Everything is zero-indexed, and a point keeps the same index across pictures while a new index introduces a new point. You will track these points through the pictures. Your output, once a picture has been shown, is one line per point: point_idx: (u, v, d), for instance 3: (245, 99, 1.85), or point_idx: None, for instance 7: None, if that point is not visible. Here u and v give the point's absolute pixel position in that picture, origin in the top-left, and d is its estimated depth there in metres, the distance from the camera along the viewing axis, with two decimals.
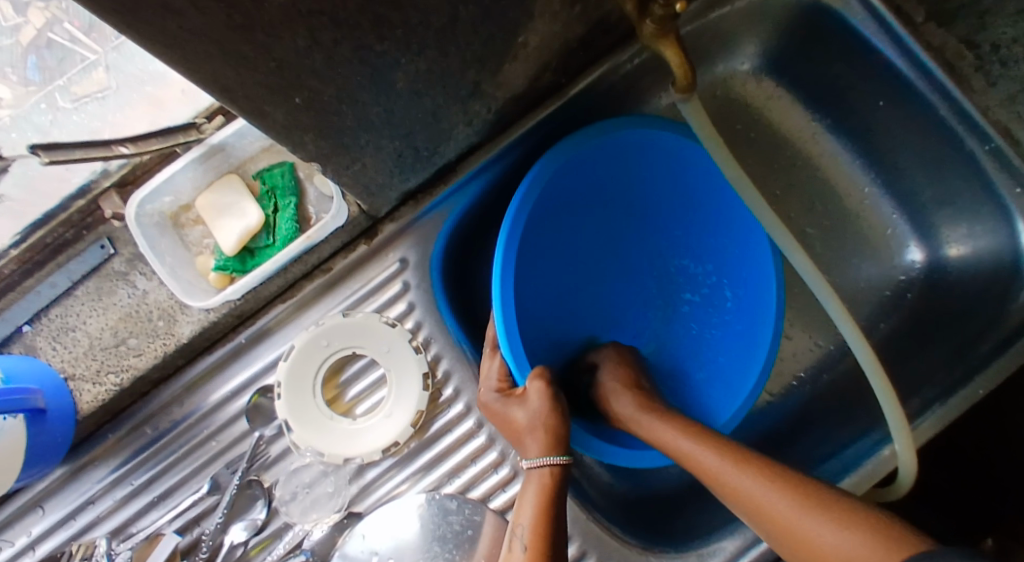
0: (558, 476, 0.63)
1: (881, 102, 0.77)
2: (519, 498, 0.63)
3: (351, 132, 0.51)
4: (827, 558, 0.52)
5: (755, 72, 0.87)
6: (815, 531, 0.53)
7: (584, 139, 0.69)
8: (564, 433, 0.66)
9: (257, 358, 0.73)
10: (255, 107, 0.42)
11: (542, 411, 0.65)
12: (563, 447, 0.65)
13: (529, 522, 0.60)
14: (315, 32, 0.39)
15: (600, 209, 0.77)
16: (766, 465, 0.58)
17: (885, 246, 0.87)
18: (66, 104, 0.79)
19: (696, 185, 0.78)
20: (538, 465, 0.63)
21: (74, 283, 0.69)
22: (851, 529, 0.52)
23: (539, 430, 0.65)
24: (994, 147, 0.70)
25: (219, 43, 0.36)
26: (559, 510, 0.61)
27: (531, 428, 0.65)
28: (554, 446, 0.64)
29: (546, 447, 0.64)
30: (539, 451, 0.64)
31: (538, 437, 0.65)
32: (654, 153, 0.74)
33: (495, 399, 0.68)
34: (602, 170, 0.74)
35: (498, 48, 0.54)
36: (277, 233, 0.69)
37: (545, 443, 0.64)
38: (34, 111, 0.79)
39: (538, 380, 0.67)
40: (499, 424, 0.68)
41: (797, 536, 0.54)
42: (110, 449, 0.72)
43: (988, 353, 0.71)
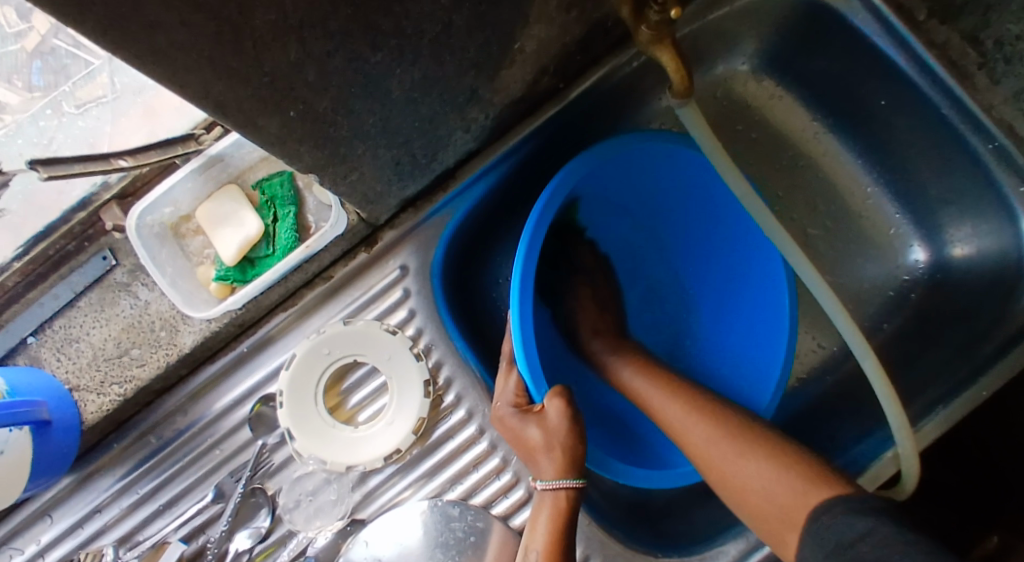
0: (572, 501, 0.63)
1: (883, 101, 0.77)
2: (533, 521, 0.64)
3: (347, 142, 0.51)
4: (733, 486, 0.61)
5: (755, 72, 0.87)
6: (752, 476, 0.60)
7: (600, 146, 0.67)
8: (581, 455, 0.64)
9: (259, 367, 0.74)
10: (248, 120, 0.42)
11: (559, 432, 0.64)
12: (579, 470, 0.64)
13: (543, 548, 0.61)
14: (306, 44, 0.39)
15: (607, 208, 0.78)
16: (702, 405, 0.67)
17: (889, 245, 0.87)
18: (71, 109, 0.81)
19: (704, 189, 0.77)
20: (552, 488, 0.63)
21: (77, 295, 0.69)
22: (782, 474, 0.59)
23: (555, 451, 0.64)
24: (998, 145, 0.69)
25: (209, 58, 0.36)
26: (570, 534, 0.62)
27: (546, 449, 0.64)
28: (569, 468, 0.63)
29: (562, 470, 0.63)
30: (554, 473, 0.63)
31: (554, 459, 0.64)
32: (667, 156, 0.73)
33: (512, 419, 0.67)
34: (613, 173, 0.72)
35: (493, 55, 0.54)
36: (277, 243, 0.69)
37: (561, 465, 0.63)
38: (39, 118, 0.81)
39: (557, 400, 0.65)
40: (513, 441, 0.67)
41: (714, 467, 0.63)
42: (115, 458, 0.73)
43: (993, 353, 0.70)
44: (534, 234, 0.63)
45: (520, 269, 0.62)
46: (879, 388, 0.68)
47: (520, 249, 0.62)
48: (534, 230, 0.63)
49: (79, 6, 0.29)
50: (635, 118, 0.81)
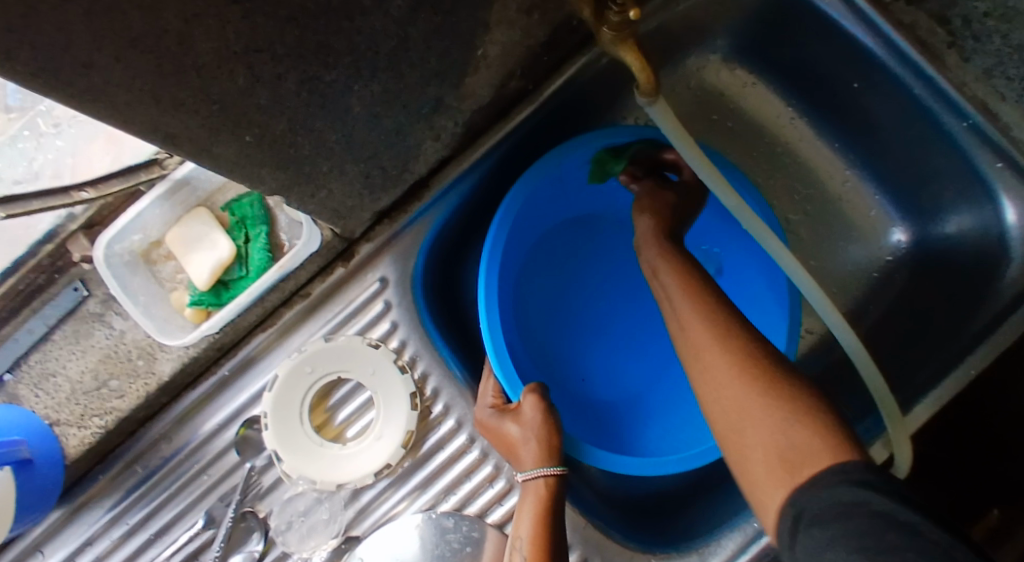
0: (554, 486, 0.63)
1: (857, 84, 0.76)
2: (517, 512, 0.63)
3: (310, 161, 0.51)
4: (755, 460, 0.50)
5: (726, 60, 0.86)
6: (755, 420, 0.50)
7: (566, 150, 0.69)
8: (558, 442, 0.66)
9: (242, 389, 0.73)
10: (202, 150, 0.41)
11: (535, 423, 0.65)
12: (558, 456, 0.65)
13: (529, 534, 0.60)
14: (255, 69, 0.38)
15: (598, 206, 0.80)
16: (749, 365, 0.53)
17: (871, 227, 0.86)
18: (47, 128, 0.79)
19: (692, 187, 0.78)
20: (533, 477, 0.63)
21: (51, 328, 0.68)
22: (786, 424, 0.49)
23: (533, 441, 0.65)
24: (974, 122, 0.69)
25: (152, 91, 0.35)
26: (557, 523, 0.62)
27: (525, 439, 0.65)
28: (548, 457, 0.64)
29: (541, 458, 0.64)
30: (534, 462, 0.64)
31: (533, 449, 0.65)
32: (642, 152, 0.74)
33: (490, 415, 0.68)
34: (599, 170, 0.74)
35: (456, 63, 0.53)
36: (250, 264, 0.68)
37: (539, 454, 0.64)
38: (18, 140, 0.79)
39: (531, 395, 0.67)
40: (493, 439, 0.68)
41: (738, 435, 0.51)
42: (104, 489, 0.72)
43: (979, 332, 0.70)
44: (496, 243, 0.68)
45: (486, 274, 0.67)
46: (867, 375, 0.67)
47: (485, 254, 0.67)
48: (497, 234, 0.68)
49: (8, 53, 0.28)
50: (610, 114, 0.80)
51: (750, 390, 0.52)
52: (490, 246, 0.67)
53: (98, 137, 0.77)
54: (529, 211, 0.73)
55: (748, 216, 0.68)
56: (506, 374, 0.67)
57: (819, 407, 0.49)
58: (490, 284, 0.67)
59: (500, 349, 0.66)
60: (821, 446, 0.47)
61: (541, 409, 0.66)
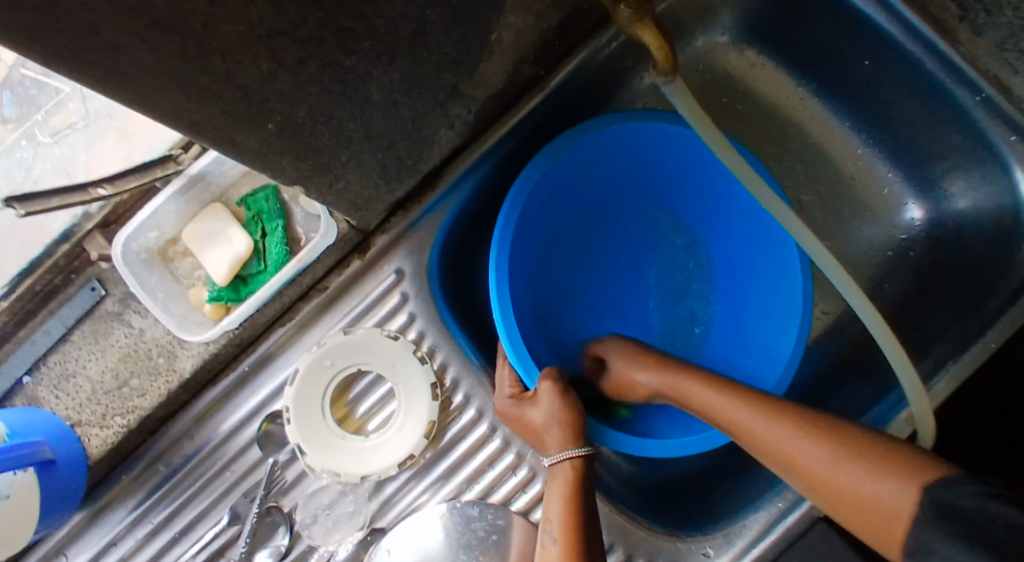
0: (582, 468, 0.63)
1: (867, 61, 0.76)
2: (547, 496, 0.63)
3: (330, 150, 0.50)
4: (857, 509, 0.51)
5: (734, 42, 0.86)
6: (857, 480, 0.51)
7: (577, 133, 0.69)
8: (584, 426, 0.66)
9: (262, 385, 0.73)
10: (224, 137, 0.41)
11: (555, 407, 0.65)
12: (583, 438, 0.65)
13: (559, 516, 0.60)
14: (277, 54, 0.38)
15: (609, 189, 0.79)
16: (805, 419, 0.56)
17: (883, 205, 0.86)
18: (45, 138, 0.78)
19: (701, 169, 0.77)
20: (559, 460, 0.63)
21: (69, 328, 0.68)
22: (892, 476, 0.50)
23: (556, 426, 0.65)
24: (986, 97, 0.69)
25: (176, 76, 0.35)
26: (587, 503, 0.62)
27: (548, 425, 0.65)
28: (574, 439, 0.64)
29: (565, 442, 0.64)
30: (559, 446, 0.64)
31: (557, 433, 0.65)
32: (656, 135, 0.73)
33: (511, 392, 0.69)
34: (608, 151, 0.74)
35: (472, 48, 0.53)
36: (268, 258, 0.67)
37: (563, 438, 0.64)
38: (16, 149, 0.78)
39: (546, 381, 0.67)
40: (517, 428, 0.68)
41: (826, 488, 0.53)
42: (126, 489, 0.72)
43: (999, 305, 0.70)
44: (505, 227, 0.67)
45: (497, 263, 0.66)
46: (889, 350, 0.67)
47: (496, 242, 0.67)
48: (506, 222, 0.67)
49: (30, 32, 0.28)
50: (621, 99, 0.80)
51: (842, 452, 0.53)
52: (500, 233, 0.67)
53: (110, 132, 0.76)
54: (541, 199, 0.73)
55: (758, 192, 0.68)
56: (522, 362, 0.67)
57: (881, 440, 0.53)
58: (502, 272, 0.66)
59: (513, 336, 0.66)
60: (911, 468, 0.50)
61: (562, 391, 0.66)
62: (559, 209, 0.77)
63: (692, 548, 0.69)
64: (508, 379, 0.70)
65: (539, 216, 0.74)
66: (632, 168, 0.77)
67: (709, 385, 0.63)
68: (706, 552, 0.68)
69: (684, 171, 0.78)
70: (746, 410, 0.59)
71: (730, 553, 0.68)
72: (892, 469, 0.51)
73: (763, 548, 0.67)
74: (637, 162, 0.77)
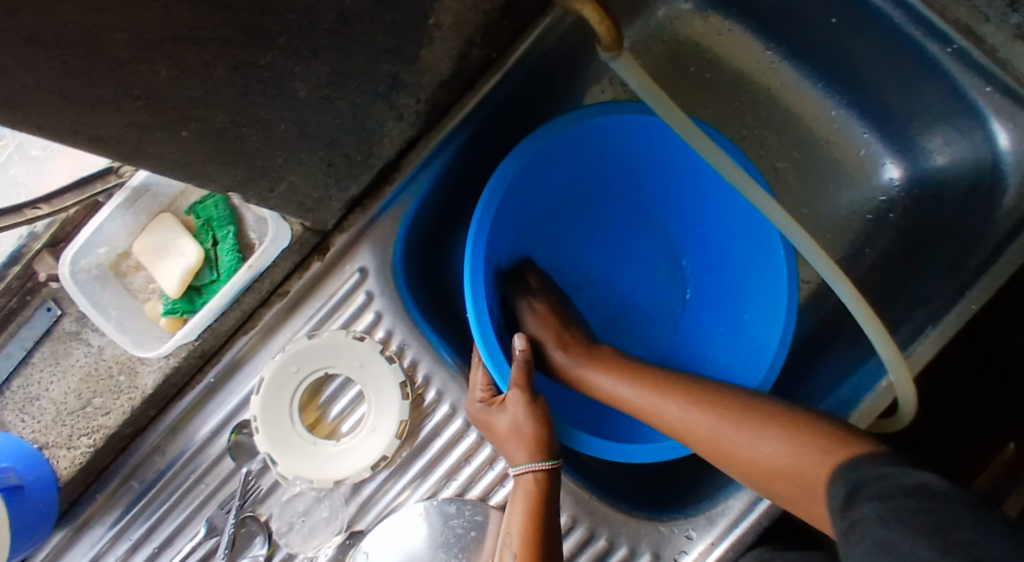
0: (545, 482, 0.62)
1: (834, 20, 0.73)
2: (510, 505, 0.62)
3: (262, 152, 0.49)
4: (767, 468, 0.56)
5: (699, 9, 0.86)
6: (750, 443, 0.57)
7: (551, 129, 0.67)
8: (551, 436, 0.64)
9: (231, 394, 0.71)
10: (134, 148, 0.39)
11: (523, 417, 0.63)
12: (550, 450, 0.63)
13: (518, 530, 0.60)
14: (177, 59, 0.36)
15: (584, 181, 0.77)
16: (699, 394, 0.61)
17: (860, 167, 0.85)
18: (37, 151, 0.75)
19: (679, 156, 0.75)
20: (524, 472, 0.62)
21: (29, 350, 0.67)
22: (780, 434, 0.56)
23: (521, 437, 0.63)
24: (957, 48, 0.66)
25: (66, 91, 0.33)
26: (552, 514, 0.61)
27: (515, 435, 0.63)
28: (540, 451, 0.63)
29: (531, 452, 0.63)
30: (525, 457, 0.63)
31: (524, 442, 0.63)
32: (637, 128, 0.71)
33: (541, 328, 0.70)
34: (580, 143, 0.71)
35: (408, 34, 0.51)
36: (221, 267, 0.66)
37: (530, 449, 0.63)
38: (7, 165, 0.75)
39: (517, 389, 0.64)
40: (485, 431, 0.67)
41: (736, 456, 0.57)
42: (103, 507, 0.71)
43: (979, 266, 0.67)
44: (479, 235, 0.65)
45: (471, 264, 0.64)
46: (865, 321, 0.65)
47: (471, 238, 0.65)
48: (480, 225, 0.65)
49: None
50: (583, 78, 0.78)
51: (733, 422, 0.58)
52: (474, 234, 0.65)
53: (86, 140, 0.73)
54: (517, 196, 0.70)
55: (741, 177, 0.65)
56: (494, 361, 0.65)
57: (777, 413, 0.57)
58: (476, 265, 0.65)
59: (487, 336, 0.64)
60: (806, 430, 0.55)
61: (532, 398, 0.65)
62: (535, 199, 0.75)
63: (674, 531, 0.69)
64: (480, 381, 0.68)
65: (515, 210, 0.72)
66: (610, 160, 0.75)
67: (605, 370, 0.67)
68: (689, 534, 0.68)
69: (660, 159, 0.76)
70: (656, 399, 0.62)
71: (712, 534, 0.67)
72: (783, 430, 0.56)
73: (745, 528, 0.66)
74: (614, 153, 0.74)
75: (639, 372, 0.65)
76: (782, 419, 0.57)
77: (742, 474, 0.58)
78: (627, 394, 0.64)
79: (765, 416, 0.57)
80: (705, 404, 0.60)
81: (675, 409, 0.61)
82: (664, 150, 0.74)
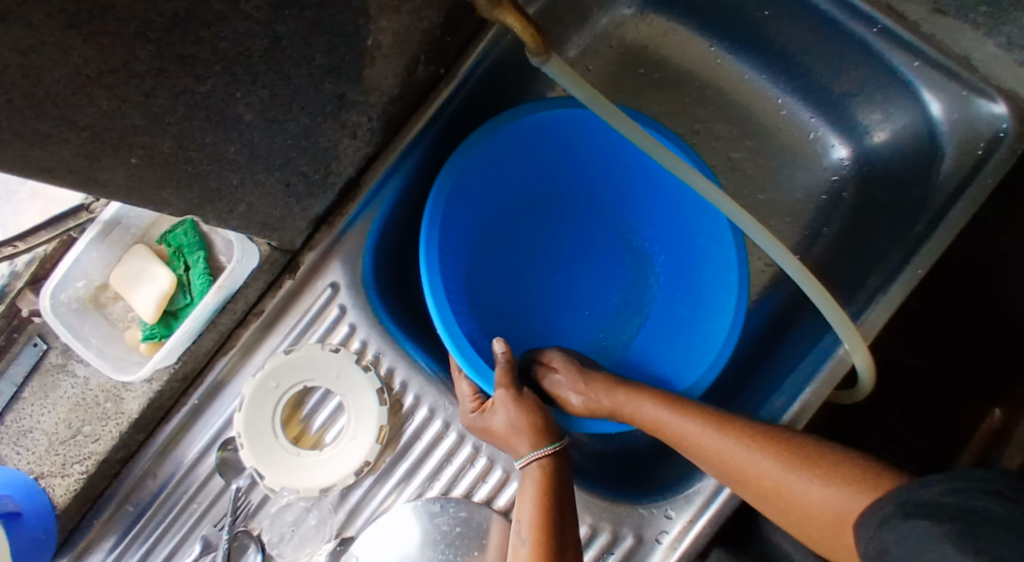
0: (550, 466, 0.65)
1: (767, 12, 0.77)
2: (519, 496, 0.64)
3: (215, 175, 0.52)
4: (812, 513, 0.57)
5: (640, 13, 0.89)
6: (799, 486, 0.58)
7: (488, 130, 0.70)
8: (545, 424, 0.67)
9: (216, 413, 0.74)
10: (87, 176, 0.43)
11: (517, 412, 0.67)
12: (550, 436, 0.67)
13: (528, 515, 0.61)
14: (115, 90, 0.39)
15: (526, 179, 0.80)
16: (748, 430, 0.62)
17: (811, 150, 0.88)
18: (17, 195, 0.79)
19: (618, 147, 0.79)
20: (530, 462, 0.65)
21: (19, 386, 0.70)
22: (833, 481, 0.57)
23: (522, 430, 0.66)
24: (882, 27, 0.68)
25: (11, 126, 0.36)
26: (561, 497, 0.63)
27: (515, 431, 0.66)
28: (541, 439, 0.66)
29: (533, 442, 0.66)
30: (528, 447, 0.65)
31: (525, 435, 0.66)
32: (571, 122, 0.75)
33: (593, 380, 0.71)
34: (519, 141, 0.74)
35: (347, 56, 0.54)
36: (194, 290, 0.69)
37: (532, 439, 0.66)
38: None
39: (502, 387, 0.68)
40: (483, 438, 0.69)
41: (785, 500, 0.59)
42: (99, 533, 0.73)
43: (924, 232, 0.70)
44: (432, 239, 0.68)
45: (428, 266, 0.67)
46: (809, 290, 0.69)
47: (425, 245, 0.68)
48: (431, 230, 0.68)
49: None
50: (533, 85, 0.81)
51: (782, 463, 0.59)
52: (427, 241, 0.68)
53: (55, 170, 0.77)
54: (462, 200, 0.74)
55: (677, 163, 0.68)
56: (475, 367, 0.68)
57: (835, 458, 0.58)
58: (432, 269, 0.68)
59: (453, 332, 0.67)
60: (861, 481, 0.56)
61: (518, 393, 0.68)
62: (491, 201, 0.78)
63: (654, 512, 0.70)
64: (468, 392, 0.71)
65: (465, 215, 0.75)
66: (550, 155, 0.79)
67: (658, 403, 0.67)
68: (668, 514, 0.70)
69: (598, 148, 0.79)
70: (712, 436, 0.62)
71: (690, 512, 0.69)
72: (834, 477, 0.57)
73: (721, 502, 0.68)
74: (551, 147, 0.78)
75: (692, 408, 0.65)
76: (837, 466, 0.57)
77: (788, 517, 0.59)
78: (678, 428, 0.64)
79: (829, 463, 0.58)
80: (762, 441, 0.61)
81: (723, 443, 0.62)
82: (601, 142, 0.78)
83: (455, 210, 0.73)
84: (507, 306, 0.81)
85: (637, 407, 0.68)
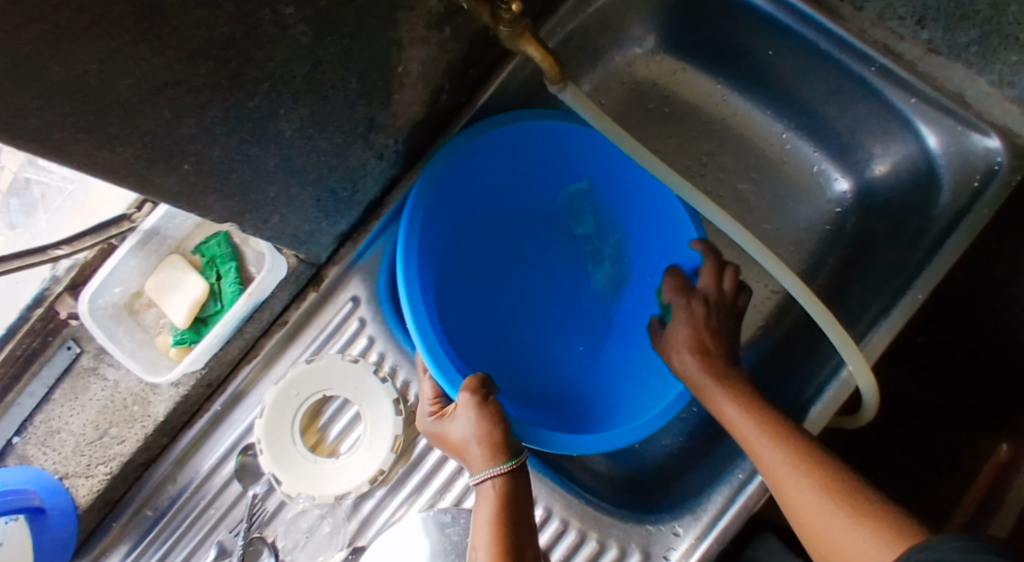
0: (505, 485, 0.65)
1: (771, 52, 0.81)
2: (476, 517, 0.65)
3: (254, 186, 0.56)
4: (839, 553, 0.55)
5: (651, 53, 0.93)
6: (834, 524, 0.55)
7: (465, 139, 0.74)
8: (502, 438, 0.67)
9: (237, 421, 0.77)
10: (144, 179, 0.47)
11: (472, 425, 0.67)
12: (507, 452, 0.66)
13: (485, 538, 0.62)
14: (176, 101, 0.43)
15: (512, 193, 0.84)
16: (811, 455, 0.61)
17: (815, 183, 0.92)
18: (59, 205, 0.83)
19: (603, 164, 0.83)
20: (483, 479, 0.65)
21: (51, 388, 0.74)
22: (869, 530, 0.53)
23: (475, 442, 0.67)
24: (879, 66, 0.73)
25: (84, 127, 0.40)
26: (514, 517, 0.63)
27: (468, 443, 0.67)
28: (496, 455, 0.66)
29: (487, 458, 0.66)
30: (482, 463, 0.66)
31: (480, 448, 0.67)
32: (553, 136, 0.79)
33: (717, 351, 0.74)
34: (503, 153, 0.79)
35: (379, 81, 0.58)
36: (224, 298, 0.72)
37: (487, 454, 0.66)
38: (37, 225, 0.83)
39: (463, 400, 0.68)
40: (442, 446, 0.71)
41: (816, 536, 0.56)
42: (117, 537, 0.75)
43: (922, 259, 0.73)
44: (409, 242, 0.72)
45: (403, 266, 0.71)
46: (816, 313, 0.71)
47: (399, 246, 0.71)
48: (409, 231, 0.72)
49: None
50: None
51: (825, 497, 0.57)
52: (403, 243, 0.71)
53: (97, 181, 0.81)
54: (443, 208, 0.78)
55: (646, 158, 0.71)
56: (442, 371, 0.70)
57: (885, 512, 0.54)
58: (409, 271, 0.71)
59: (424, 329, 0.70)
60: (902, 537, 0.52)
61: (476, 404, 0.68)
62: (465, 219, 0.82)
63: (662, 529, 0.72)
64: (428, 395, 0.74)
65: (447, 224, 0.79)
66: (534, 169, 0.83)
67: (743, 408, 0.68)
68: (676, 531, 0.71)
69: (580, 164, 0.83)
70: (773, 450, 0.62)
71: (697, 530, 0.70)
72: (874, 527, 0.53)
73: (728, 519, 0.69)
74: (535, 162, 0.82)
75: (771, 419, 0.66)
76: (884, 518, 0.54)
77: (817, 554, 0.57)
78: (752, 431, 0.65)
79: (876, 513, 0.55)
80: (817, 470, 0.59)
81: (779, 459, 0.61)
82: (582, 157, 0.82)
83: (435, 219, 0.77)
84: (494, 317, 0.84)
85: (722, 403, 0.70)
